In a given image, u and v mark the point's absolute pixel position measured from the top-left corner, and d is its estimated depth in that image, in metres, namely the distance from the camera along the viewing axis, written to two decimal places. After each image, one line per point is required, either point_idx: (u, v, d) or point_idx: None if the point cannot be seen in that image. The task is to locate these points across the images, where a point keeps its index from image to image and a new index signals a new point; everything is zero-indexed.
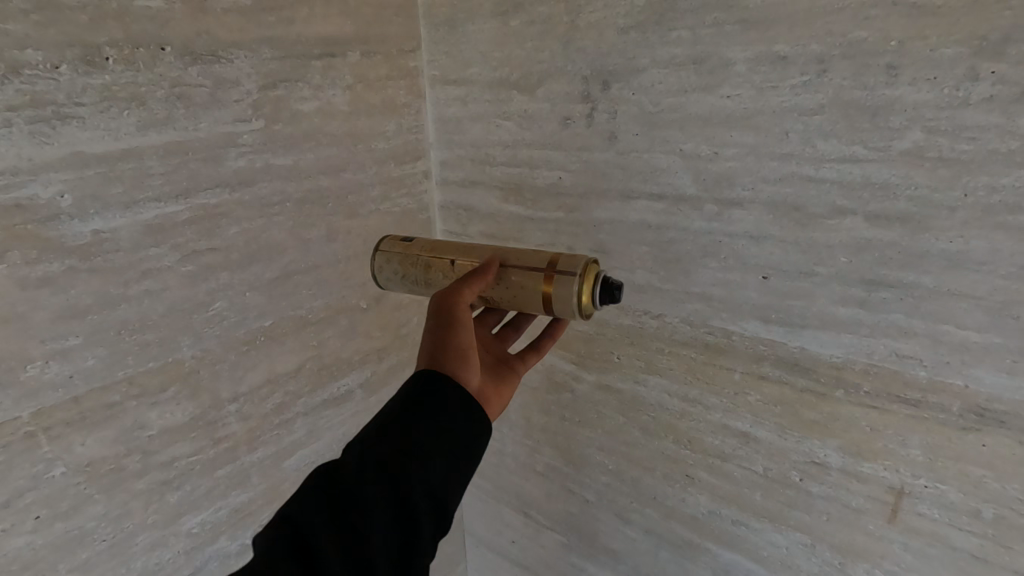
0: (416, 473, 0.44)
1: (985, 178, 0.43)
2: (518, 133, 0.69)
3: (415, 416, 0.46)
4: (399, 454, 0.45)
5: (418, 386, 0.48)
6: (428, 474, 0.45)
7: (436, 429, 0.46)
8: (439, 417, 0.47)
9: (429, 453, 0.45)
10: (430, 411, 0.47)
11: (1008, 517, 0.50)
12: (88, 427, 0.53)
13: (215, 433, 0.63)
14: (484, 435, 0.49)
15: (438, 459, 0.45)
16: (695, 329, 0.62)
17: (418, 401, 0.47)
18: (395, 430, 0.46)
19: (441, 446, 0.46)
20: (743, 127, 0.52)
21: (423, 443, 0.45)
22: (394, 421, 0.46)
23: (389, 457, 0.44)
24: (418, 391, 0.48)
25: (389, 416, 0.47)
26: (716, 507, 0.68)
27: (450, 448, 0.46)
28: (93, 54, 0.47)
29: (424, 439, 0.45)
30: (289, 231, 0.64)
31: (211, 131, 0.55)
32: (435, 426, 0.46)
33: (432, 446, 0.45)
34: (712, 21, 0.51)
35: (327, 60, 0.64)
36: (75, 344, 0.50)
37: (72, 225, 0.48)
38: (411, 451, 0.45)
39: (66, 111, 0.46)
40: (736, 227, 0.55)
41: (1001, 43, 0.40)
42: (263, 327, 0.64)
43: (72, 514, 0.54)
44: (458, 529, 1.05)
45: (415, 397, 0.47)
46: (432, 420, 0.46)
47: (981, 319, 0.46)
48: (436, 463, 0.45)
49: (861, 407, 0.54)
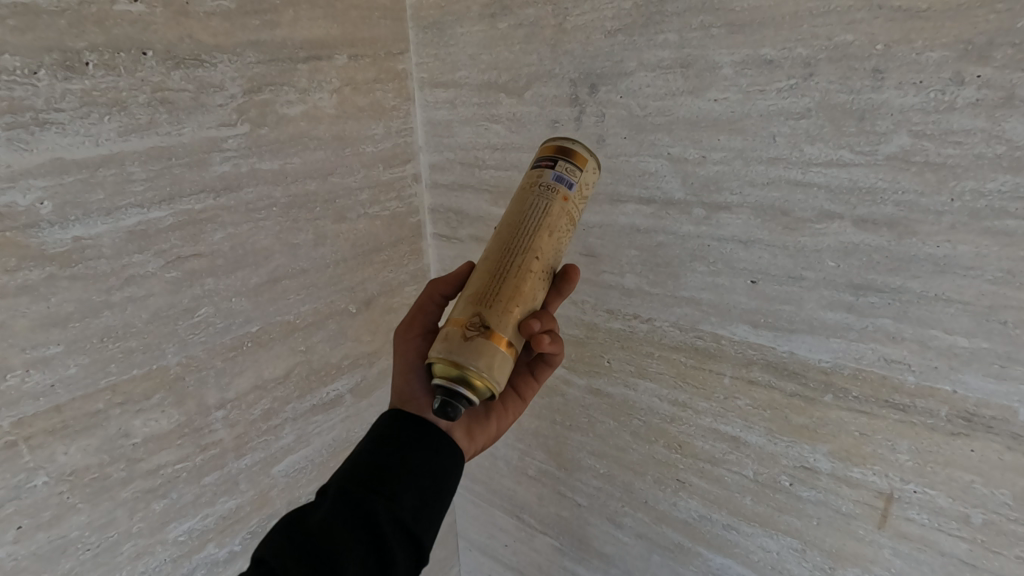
0: (386, 501, 0.46)
1: (972, 182, 0.43)
2: (506, 137, 0.69)
3: (382, 449, 0.49)
4: (367, 485, 0.46)
5: (384, 422, 0.51)
6: (398, 503, 0.46)
7: (404, 459, 0.48)
8: (407, 446, 0.49)
9: (398, 481, 0.47)
10: (397, 445, 0.49)
11: (998, 522, 0.50)
12: (70, 436, 0.52)
13: (202, 440, 0.62)
14: (453, 464, 0.50)
15: (407, 484, 0.47)
16: (684, 333, 0.61)
17: (384, 435, 0.50)
18: (361, 465, 0.48)
19: (410, 475, 0.48)
20: (730, 131, 0.52)
21: (391, 473, 0.47)
22: (365, 458, 0.48)
23: (357, 489, 0.46)
24: (386, 427, 0.50)
25: (357, 453, 0.49)
26: (707, 511, 0.68)
27: (420, 480, 0.48)
28: (72, 59, 0.46)
29: (393, 470, 0.47)
30: (275, 235, 0.63)
31: (195, 136, 0.54)
32: (403, 455, 0.48)
33: (399, 473, 0.47)
34: (699, 24, 0.51)
35: (313, 64, 0.63)
36: (56, 352, 0.50)
37: (53, 232, 0.47)
38: (380, 483, 0.47)
39: (45, 116, 0.45)
40: (724, 231, 0.55)
41: (987, 46, 0.40)
42: (249, 333, 0.64)
43: (55, 524, 0.53)
44: (451, 533, 1.05)
45: (383, 432, 0.50)
46: (400, 450, 0.49)
47: (968, 324, 0.46)
48: (407, 494, 0.47)
49: (850, 411, 0.54)
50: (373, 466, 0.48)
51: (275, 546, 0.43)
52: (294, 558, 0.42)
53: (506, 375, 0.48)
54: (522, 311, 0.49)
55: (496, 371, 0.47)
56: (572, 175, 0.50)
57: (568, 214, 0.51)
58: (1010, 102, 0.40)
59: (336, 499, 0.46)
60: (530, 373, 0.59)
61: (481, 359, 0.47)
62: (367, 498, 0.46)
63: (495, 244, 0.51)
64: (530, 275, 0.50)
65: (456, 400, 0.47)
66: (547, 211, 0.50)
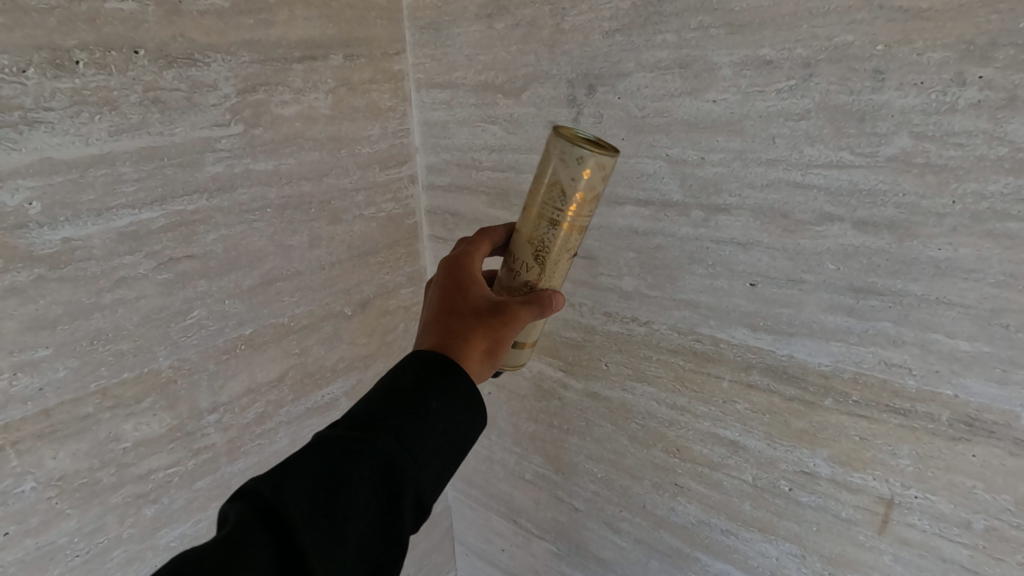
0: (414, 469, 0.41)
1: (974, 185, 0.42)
2: (504, 138, 0.68)
3: (422, 405, 0.43)
4: (398, 444, 0.41)
5: (426, 373, 0.45)
6: (424, 472, 0.42)
7: (438, 424, 0.43)
8: (445, 409, 0.43)
9: (428, 449, 0.42)
10: (436, 405, 0.43)
11: (999, 528, 0.49)
12: (59, 440, 0.51)
13: (194, 444, 0.62)
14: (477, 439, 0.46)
15: (435, 453, 0.42)
16: (683, 337, 0.61)
17: (427, 389, 0.44)
18: (392, 417, 0.42)
19: (440, 444, 0.43)
20: (729, 133, 0.51)
21: (425, 438, 0.42)
22: (397, 408, 0.42)
23: (388, 446, 0.40)
24: (425, 378, 0.45)
25: (392, 398, 0.43)
26: (706, 516, 0.67)
27: (447, 448, 0.43)
28: (62, 58, 0.45)
29: (427, 432, 0.42)
30: (270, 237, 0.63)
31: (188, 136, 0.54)
32: (440, 422, 0.43)
33: (432, 438, 0.42)
34: (697, 25, 0.50)
35: (309, 64, 0.63)
36: (45, 355, 0.49)
37: (41, 233, 0.47)
38: (411, 444, 0.41)
39: (34, 116, 0.45)
40: (723, 233, 0.54)
41: (989, 47, 0.40)
42: (243, 336, 0.63)
43: (43, 530, 0.52)
44: (447, 536, 1.04)
45: (425, 385, 0.44)
46: (439, 414, 0.43)
47: (970, 328, 0.45)
48: (431, 462, 0.42)
49: (850, 416, 0.53)
50: (408, 424, 0.42)
51: (287, 480, 0.38)
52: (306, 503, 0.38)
53: None
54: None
55: None
56: None
57: None
58: (1013, 104, 0.40)
59: (363, 447, 0.40)
60: None
61: None
62: (396, 458, 0.40)
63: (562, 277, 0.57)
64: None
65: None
66: None
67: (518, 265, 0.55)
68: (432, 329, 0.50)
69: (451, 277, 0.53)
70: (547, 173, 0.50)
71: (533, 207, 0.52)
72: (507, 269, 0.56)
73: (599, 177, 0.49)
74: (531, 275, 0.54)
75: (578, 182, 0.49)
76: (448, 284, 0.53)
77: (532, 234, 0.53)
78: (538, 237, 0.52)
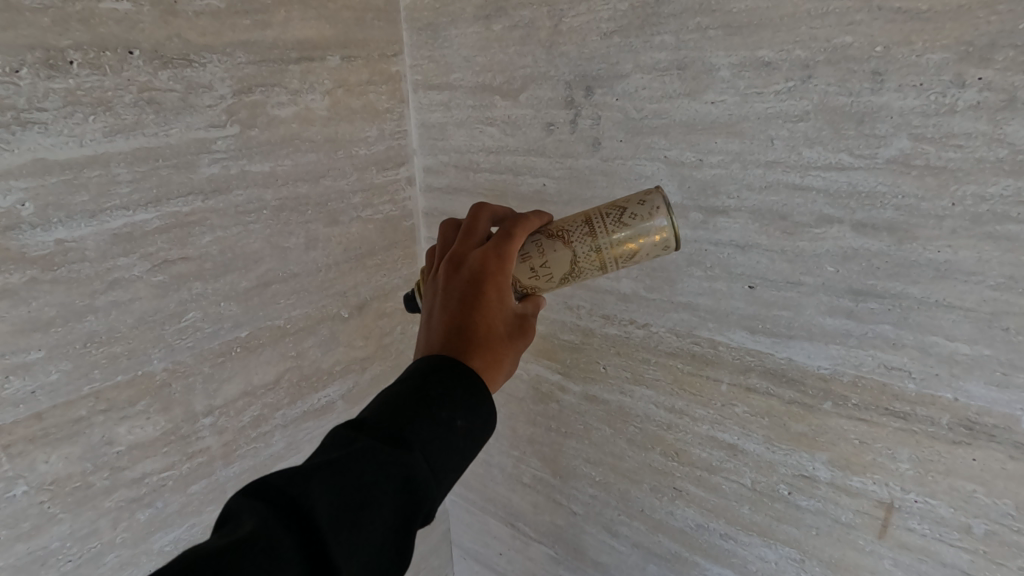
0: (434, 489, 0.40)
1: (973, 187, 0.42)
2: (502, 139, 0.68)
3: (447, 422, 0.42)
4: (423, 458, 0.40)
5: (456, 387, 0.44)
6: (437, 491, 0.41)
7: (458, 444, 0.43)
8: (467, 430, 0.43)
9: (445, 469, 0.41)
10: (461, 424, 0.43)
11: (1000, 533, 0.49)
12: (52, 444, 0.51)
13: (189, 448, 0.61)
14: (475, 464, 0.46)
15: (448, 474, 0.42)
16: (682, 340, 0.61)
17: (453, 406, 0.43)
18: (421, 430, 0.41)
19: (455, 464, 0.42)
20: (728, 134, 0.51)
21: (445, 456, 0.42)
22: (424, 421, 0.41)
23: (415, 460, 0.39)
24: (453, 392, 0.44)
25: (419, 408, 0.42)
26: (705, 520, 0.67)
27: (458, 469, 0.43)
28: (56, 58, 0.45)
29: (448, 450, 0.42)
30: (266, 239, 0.62)
31: (183, 137, 0.53)
32: (460, 441, 0.43)
33: (450, 459, 0.42)
34: (695, 26, 0.50)
35: (306, 65, 0.62)
36: (38, 358, 0.48)
37: (35, 234, 0.46)
38: (433, 460, 0.41)
39: (27, 116, 0.44)
40: (721, 235, 0.54)
41: (989, 48, 0.39)
42: (238, 338, 0.62)
43: (35, 535, 0.52)
44: (445, 540, 1.04)
45: (452, 402, 0.43)
46: (460, 433, 0.43)
47: (970, 331, 0.45)
48: (444, 483, 0.42)
49: (850, 419, 0.53)
50: (433, 440, 0.41)
51: (315, 485, 0.35)
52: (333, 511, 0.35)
53: None
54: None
55: None
56: None
57: None
58: (1012, 105, 0.39)
59: (392, 459, 0.38)
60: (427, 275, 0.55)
61: None
62: (421, 473, 0.39)
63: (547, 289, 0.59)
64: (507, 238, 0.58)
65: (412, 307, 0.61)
66: None
67: (541, 271, 0.54)
68: (469, 340, 0.47)
69: (492, 277, 0.50)
70: (634, 235, 0.51)
71: (598, 244, 0.52)
72: (528, 265, 0.53)
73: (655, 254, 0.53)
74: (544, 285, 0.54)
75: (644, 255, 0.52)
76: (485, 283, 0.50)
77: (578, 259, 0.53)
78: (578, 264, 0.53)
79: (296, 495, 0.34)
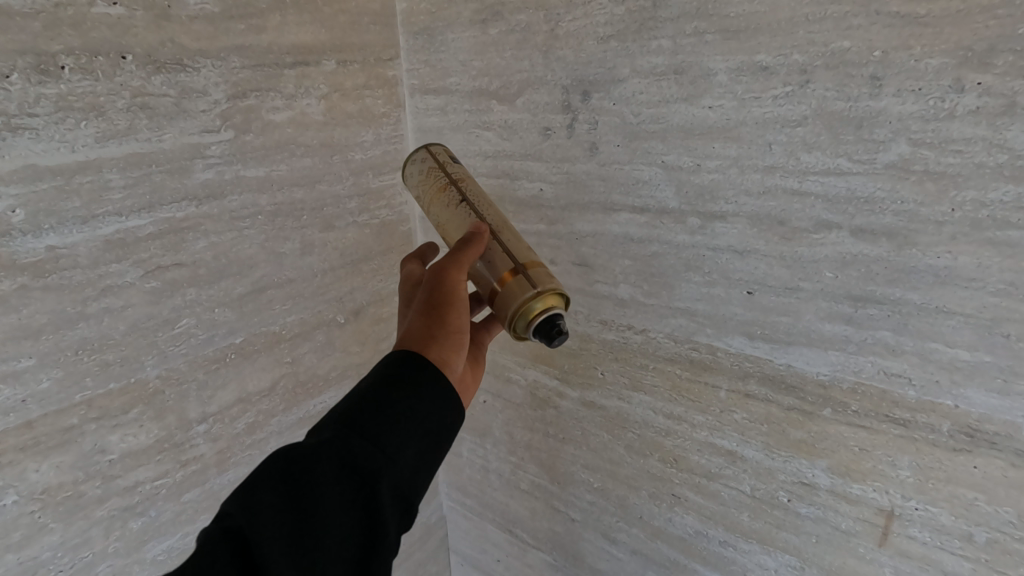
0: (386, 465, 0.40)
1: (973, 192, 0.42)
2: (498, 144, 0.67)
3: (385, 399, 0.42)
4: (365, 439, 0.40)
5: (391, 367, 0.44)
6: (397, 466, 0.40)
7: (408, 416, 0.42)
8: (416, 399, 0.43)
9: (397, 442, 0.41)
10: (404, 397, 0.42)
11: (1002, 541, 0.48)
12: (43, 453, 0.50)
13: (182, 455, 0.61)
14: (455, 426, 0.45)
15: (409, 446, 0.41)
16: (679, 345, 0.60)
17: (388, 383, 0.43)
18: (360, 415, 0.41)
19: (412, 435, 0.42)
20: (726, 140, 0.51)
21: (390, 431, 0.41)
22: (363, 407, 0.42)
23: (353, 443, 0.40)
24: (393, 372, 0.44)
25: (358, 397, 0.42)
26: (704, 527, 0.66)
27: (421, 439, 0.42)
28: (47, 63, 0.44)
29: (396, 426, 0.41)
30: (261, 244, 0.62)
31: (176, 143, 0.53)
32: (406, 412, 0.42)
33: (403, 432, 0.41)
34: (693, 30, 0.49)
35: (301, 69, 0.62)
36: (28, 366, 0.48)
37: (26, 241, 0.46)
38: (380, 439, 0.40)
39: (17, 122, 0.44)
40: (719, 241, 0.54)
41: (987, 53, 0.39)
42: (233, 344, 0.62)
43: (25, 545, 0.51)
44: (442, 546, 1.03)
45: (387, 380, 0.43)
46: (403, 406, 0.42)
47: (971, 338, 0.45)
48: (405, 456, 0.41)
49: (850, 426, 0.52)
50: (374, 419, 0.41)
51: (254, 495, 0.38)
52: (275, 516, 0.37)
53: None
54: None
55: None
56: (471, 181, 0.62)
57: None
58: (1012, 110, 0.39)
59: (326, 449, 0.39)
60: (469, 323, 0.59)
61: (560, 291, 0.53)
62: (361, 453, 0.39)
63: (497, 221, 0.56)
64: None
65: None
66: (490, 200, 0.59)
67: None
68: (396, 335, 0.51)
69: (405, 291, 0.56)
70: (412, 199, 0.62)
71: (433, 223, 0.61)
72: None
73: (427, 160, 0.59)
74: None
75: (415, 183, 0.60)
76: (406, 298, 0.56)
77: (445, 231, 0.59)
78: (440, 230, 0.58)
79: (233, 511, 0.37)
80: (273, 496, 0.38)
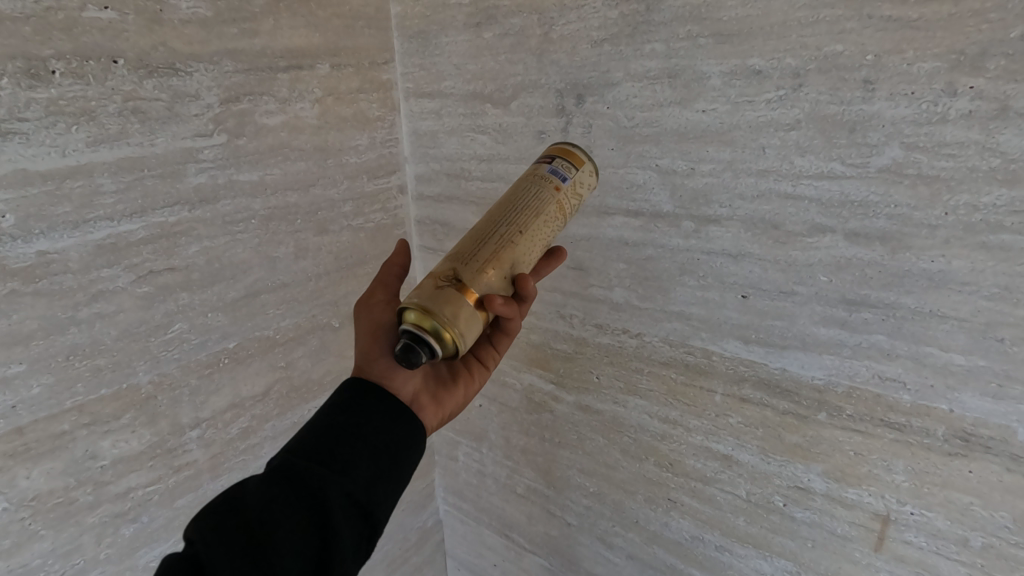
0: (336, 476, 0.41)
1: (966, 196, 0.42)
2: (493, 148, 0.67)
3: (335, 418, 0.44)
4: (316, 454, 0.42)
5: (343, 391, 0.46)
6: (350, 477, 0.42)
7: (359, 429, 0.44)
8: (367, 415, 0.45)
9: (349, 452, 0.42)
10: (354, 414, 0.44)
11: (997, 546, 0.48)
12: (33, 459, 0.50)
13: (175, 461, 0.60)
14: (414, 439, 0.46)
15: (362, 458, 0.43)
16: (674, 349, 0.60)
17: (339, 404, 0.45)
18: (312, 436, 0.43)
19: (365, 447, 0.43)
20: (719, 143, 0.50)
21: (342, 445, 0.43)
22: (316, 428, 0.43)
23: (304, 461, 0.41)
24: (345, 394, 0.46)
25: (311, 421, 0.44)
26: (700, 532, 0.66)
27: (375, 451, 0.43)
28: (38, 67, 0.44)
29: (346, 439, 0.43)
30: (254, 248, 0.61)
31: (168, 147, 0.53)
32: (356, 424, 0.44)
33: (355, 445, 0.43)
34: (685, 34, 0.49)
35: (295, 73, 0.62)
36: (19, 371, 0.47)
37: (15, 246, 0.45)
38: (332, 454, 0.42)
39: (8, 126, 0.44)
40: (714, 244, 0.54)
41: (979, 57, 0.39)
42: (226, 349, 0.61)
43: (16, 552, 0.51)
44: (439, 551, 1.03)
45: (338, 401, 0.45)
46: (353, 421, 0.44)
47: (965, 342, 0.44)
48: (358, 468, 0.42)
49: (845, 431, 0.52)
50: (325, 437, 0.43)
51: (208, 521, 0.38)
52: (231, 532, 0.37)
53: (470, 329, 0.46)
54: (493, 272, 0.47)
55: (460, 322, 0.45)
56: (567, 170, 0.51)
57: (560, 201, 0.50)
58: (1004, 114, 0.39)
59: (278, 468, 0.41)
60: (489, 341, 0.56)
61: (448, 307, 0.45)
62: (312, 467, 0.41)
63: (486, 216, 0.50)
64: (508, 240, 0.48)
65: (431, 345, 0.45)
66: (537, 196, 0.50)
67: None
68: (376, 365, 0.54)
69: None
70: None
71: None
72: None
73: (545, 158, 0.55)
74: None
75: None
76: None
77: None
78: None
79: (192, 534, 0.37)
80: (228, 516, 0.38)
